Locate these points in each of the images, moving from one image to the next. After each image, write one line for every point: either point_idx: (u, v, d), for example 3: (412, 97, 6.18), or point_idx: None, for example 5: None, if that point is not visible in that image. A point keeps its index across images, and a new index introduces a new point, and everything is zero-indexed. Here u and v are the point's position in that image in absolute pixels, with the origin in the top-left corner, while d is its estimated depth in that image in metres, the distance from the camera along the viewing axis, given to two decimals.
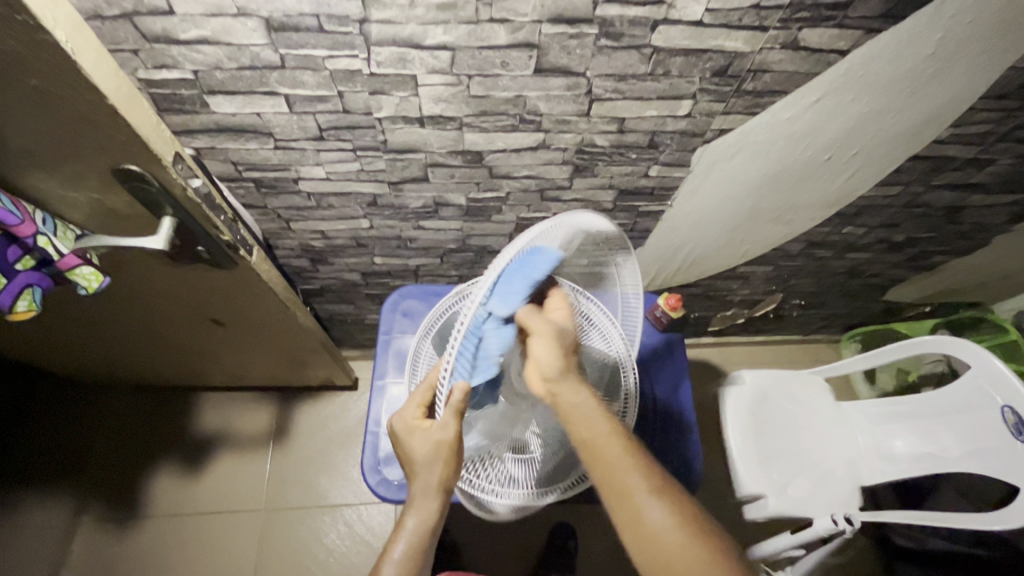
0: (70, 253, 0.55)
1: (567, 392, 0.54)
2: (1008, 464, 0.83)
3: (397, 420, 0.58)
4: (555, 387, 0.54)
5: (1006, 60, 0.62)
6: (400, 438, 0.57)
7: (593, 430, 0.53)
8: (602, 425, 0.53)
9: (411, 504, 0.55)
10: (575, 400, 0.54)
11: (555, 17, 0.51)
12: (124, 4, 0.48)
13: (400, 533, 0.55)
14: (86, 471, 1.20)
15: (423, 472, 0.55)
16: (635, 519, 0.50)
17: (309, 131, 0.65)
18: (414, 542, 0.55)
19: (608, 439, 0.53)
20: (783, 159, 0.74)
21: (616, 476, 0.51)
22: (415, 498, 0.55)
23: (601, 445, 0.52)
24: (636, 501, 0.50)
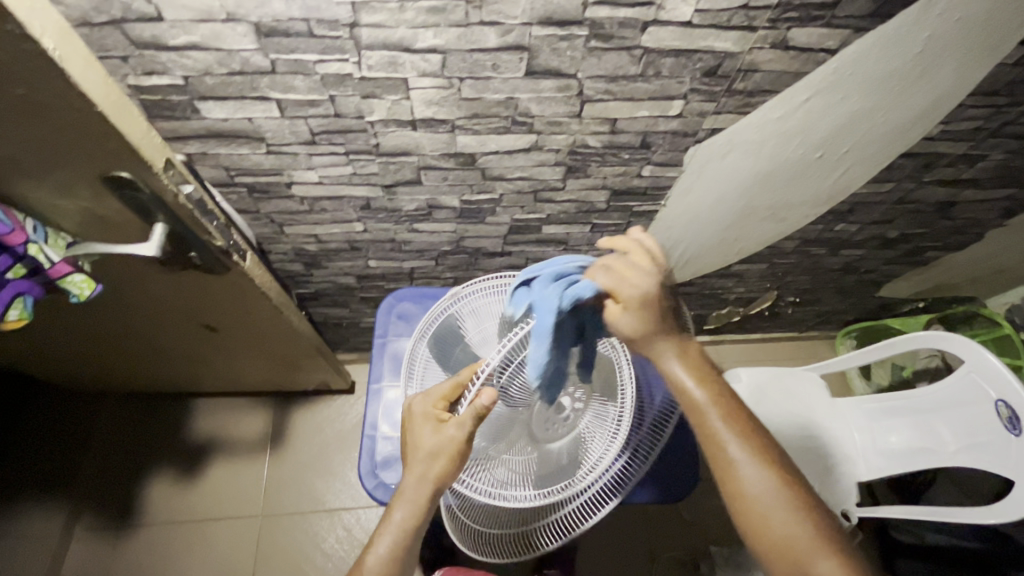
0: (61, 261, 0.55)
1: (666, 358, 0.57)
2: (1003, 458, 0.83)
3: (414, 409, 0.61)
4: (658, 356, 0.57)
5: (993, 58, 0.62)
6: (415, 425, 0.60)
7: (688, 393, 0.56)
8: (702, 389, 0.56)
9: (406, 496, 0.58)
10: (675, 368, 0.57)
11: (545, 20, 0.52)
12: (113, 11, 0.48)
13: (389, 520, 0.57)
14: (82, 479, 1.20)
15: (427, 465, 0.57)
16: (727, 475, 0.54)
17: (301, 136, 0.64)
18: (400, 535, 0.56)
19: (708, 401, 0.55)
20: (774, 158, 0.75)
21: (714, 435, 0.55)
22: (412, 491, 0.58)
23: (703, 408, 0.55)
24: (730, 460, 0.54)
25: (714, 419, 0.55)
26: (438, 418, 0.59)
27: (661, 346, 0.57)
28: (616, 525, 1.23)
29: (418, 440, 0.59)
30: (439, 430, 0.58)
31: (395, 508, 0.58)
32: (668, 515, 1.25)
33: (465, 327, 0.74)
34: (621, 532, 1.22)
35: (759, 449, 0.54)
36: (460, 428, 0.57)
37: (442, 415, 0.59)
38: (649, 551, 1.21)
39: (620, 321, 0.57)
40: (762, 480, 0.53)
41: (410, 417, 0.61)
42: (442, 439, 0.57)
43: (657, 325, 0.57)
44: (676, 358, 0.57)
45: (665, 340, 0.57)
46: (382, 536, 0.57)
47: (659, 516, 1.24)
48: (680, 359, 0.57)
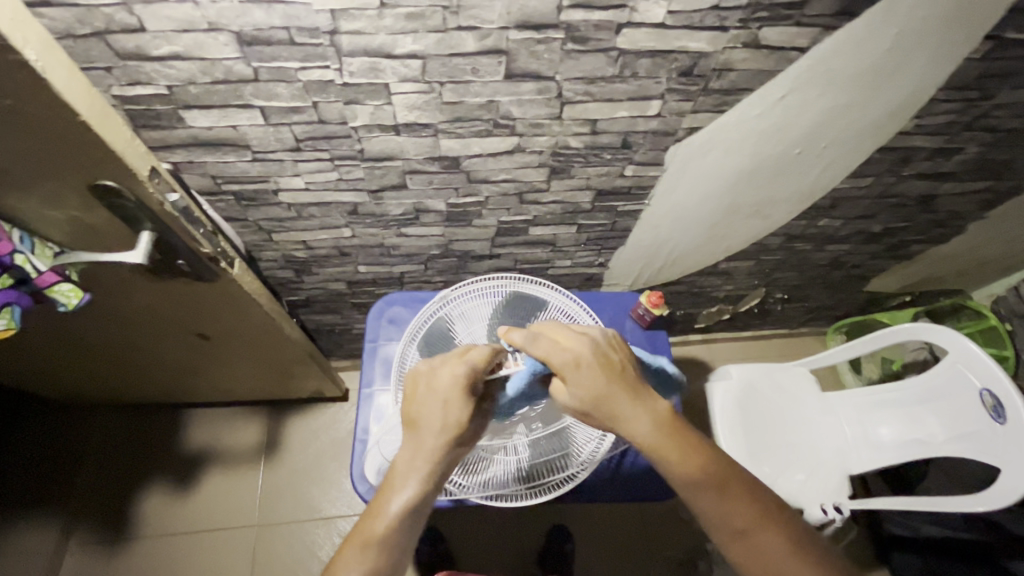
0: (48, 270, 0.56)
1: (645, 434, 0.55)
2: (989, 446, 0.84)
3: (455, 366, 0.59)
4: (623, 425, 0.55)
5: (961, 54, 0.64)
6: (439, 392, 0.58)
7: (679, 473, 0.54)
8: (686, 465, 0.54)
9: (423, 462, 0.55)
10: (655, 441, 0.54)
11: (522, 24, 0.53)
12: (96, 23, 0.49)
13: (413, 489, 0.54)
14: (75, 493, 1.19)
15: (453, 436, 0.57)
16: (737, 546, 0.53)
17: (286, 143, 0.65)
18: (418, 502, 0.54)
19: (696, 476, 0.54)
20: (754, 155, 0.76)
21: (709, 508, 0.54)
22: (430, 459, 0.56)
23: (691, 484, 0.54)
24: (735, 533, 0.53)
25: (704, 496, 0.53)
26: (469, 390, 0.59)
27: (624, 411, 0.55)
28: (613, 526, 1.23)
29: (443, 409, 0.57)
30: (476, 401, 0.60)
31: (410, 477, 0.54)
32: (663, 513, 1.25)
33: (453, 332, 0.75)
34: (618, 533, 1.22)
35: (762, 511, 0.54)
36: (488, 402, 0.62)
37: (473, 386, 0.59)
38: (645, 550, 1.21)
39: (575, 390, 0.56)
40: (775, 546, 0.52)
41: (444, 373, 0.58)
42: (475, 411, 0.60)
43: (604, 393, 0.56)
44: (650, 431, 0.55)
45: (623, 401, 0.56)
46: (396, 502, 0.53)
47: (655, 514, 1.24)
48: (652, 430, 0.55)
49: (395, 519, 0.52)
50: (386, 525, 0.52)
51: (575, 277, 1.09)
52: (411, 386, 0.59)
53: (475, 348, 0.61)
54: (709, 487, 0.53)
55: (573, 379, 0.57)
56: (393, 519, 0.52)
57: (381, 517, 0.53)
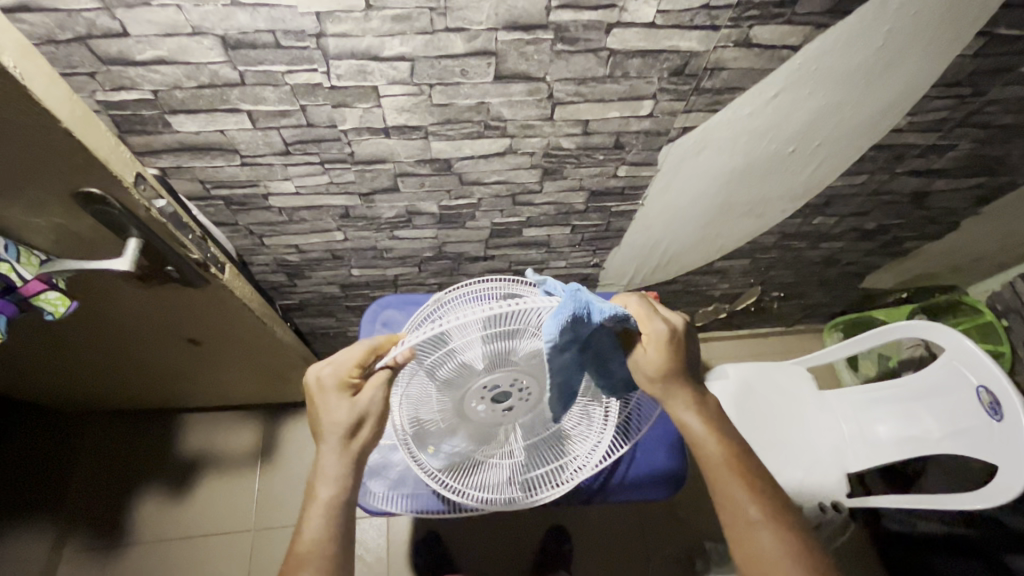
0: (33, 279, 0.55)
1: (685, 415, 0.60)
2: (986, 443, 0.84)
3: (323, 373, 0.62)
4: (671, 405, 0.60)
5: (953, 50, 0.64)
6: (322, 402, 0.62)
7: (705, 452, 0.58)
8: (716, 449, 0.58)
9: (328, 468, 0.59)
10: (693, 423, 0.59)
11: (510, 24, 0.52)
12: (77, 28, 0.48)
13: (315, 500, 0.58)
14: (70, 500, 1.19)
15: (346, 437, 0.60)
16: (741, 535, 0.54)
17: (275, 147, 0.65)
18: (330, 509, 0.57)
19: (722, 459, 0.57)
20: (747, 154, 0.75)
21: (724, 493, 0.56)
22: (333, 462, 0.59)
23: (716, 468, 0.57)
24: (744, 523, 0.55)
25: (725, 481, 0.57)
26: (346, 390, 0.61)
27: (677, 392, 0.60)
28: (611, 527, 1.22)
29: (331, 412, 0.60)
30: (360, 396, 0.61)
31: (321, 486, 0.58)
32: (663, 513, 1.24)
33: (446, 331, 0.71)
34: (616, 534, 1.22)
35: (774, 510, 0.55)
36: (378, 393, 0.61)
37: (353, 383, 0.62)
38: (644, 551, 1.21)
39: (644, 359, 0.60)
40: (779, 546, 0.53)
41: (322, 382, 0.62)
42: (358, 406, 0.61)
43: (679, 370, 0.60)
44: (691, 414, 0.60)
45: (679, 384, 0.60)
46: (312, 513, 0.57)
47: (653, 514, 1.24)
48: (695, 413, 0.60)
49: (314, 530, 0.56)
50: (306, 538, 0.55)
51: (571, 278, 1.09)
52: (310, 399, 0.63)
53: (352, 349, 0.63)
54: (729, 468, 0.57)
55: (646, 349, 0.60)
56: (310, 530, 0.56)
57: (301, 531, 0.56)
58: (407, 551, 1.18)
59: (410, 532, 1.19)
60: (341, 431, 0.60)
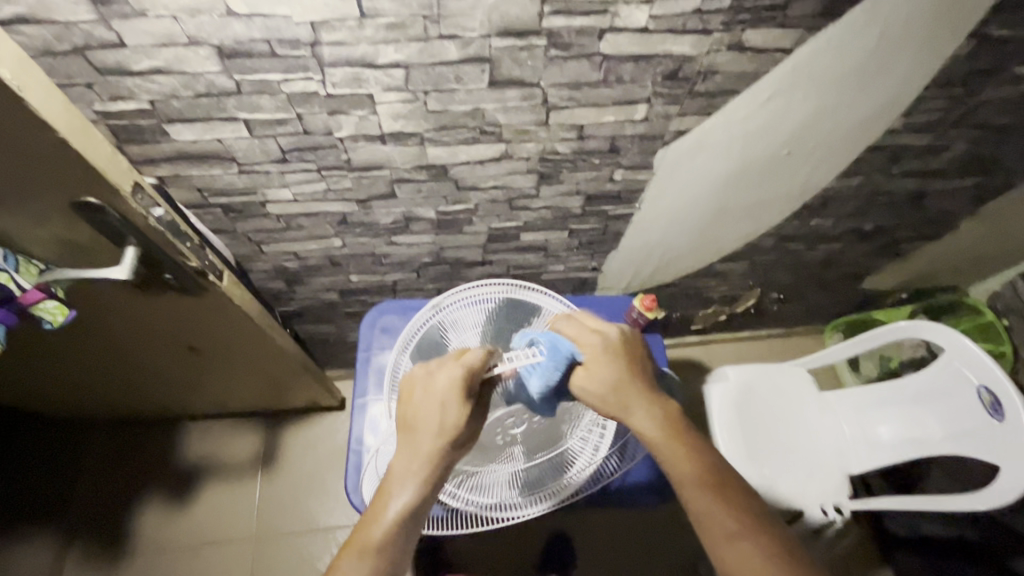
0: (32, 288, 0.55)
1: (650, 431, 0.59)
2: (988, 444, 0.84)
3: (448, 365, 0.60)
4: (633, 421, 0.60)
5: (945, 52, 0.64)
6: (439, 393, 0.58)
7: (678, 469, 0.57)
8: (684, 464, 0.57)
9: (420, 467, 0.56)
10: (657, 439, 0.59)
11: (503, 31, 0.53)
12: (74, 40, 0.49)
13: (403, 496, 0.54)
14: (71, 509, 1.19)
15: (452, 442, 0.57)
16: (724, 551, 0.52)
17: (272, 154, 0.65)
18: (410, 512, 0.54)
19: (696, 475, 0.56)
20: (743, 156, 0.76)
21: (700, 509, 0.55)
22: (427, 464, 0.56)
23: (688, 483, 0.56)
24: (725, 540, 0.53)
25: (699, 496, 0.55)
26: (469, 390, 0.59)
27: (632, 407, 0.60)
28: (613, 532, 1.22)
29: (439, 412, 0.57)
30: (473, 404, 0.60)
31: (405, 483, 0.55)
32: (666, 518, 1.24)
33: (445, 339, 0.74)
34: (618, 540, 1.21)
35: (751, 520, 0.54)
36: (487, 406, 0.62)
37: (472, 386, 0.59)
38: (646, 556, 1.20)
39: (590, 380, 0.62)
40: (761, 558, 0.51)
41: (438, 372, 0.59)
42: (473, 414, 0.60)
43: (627, 385, 0.61)
44: (658, 430, 0.59)
45: (636, 397, 0.61)
46: (390, 509, 0.54)
47: (656, 518, 1.24)
48: (659, 428, 0.59)
49: (388, 528, 0.53)
50: (380, 533, 0.53)
51: (569, 282, 1.09)
52: (411, 388, 0.60)
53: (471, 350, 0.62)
54: (704, 483, 0.56)
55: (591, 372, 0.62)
56: (388, 530, 0.53)
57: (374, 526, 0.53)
58: None
59: None
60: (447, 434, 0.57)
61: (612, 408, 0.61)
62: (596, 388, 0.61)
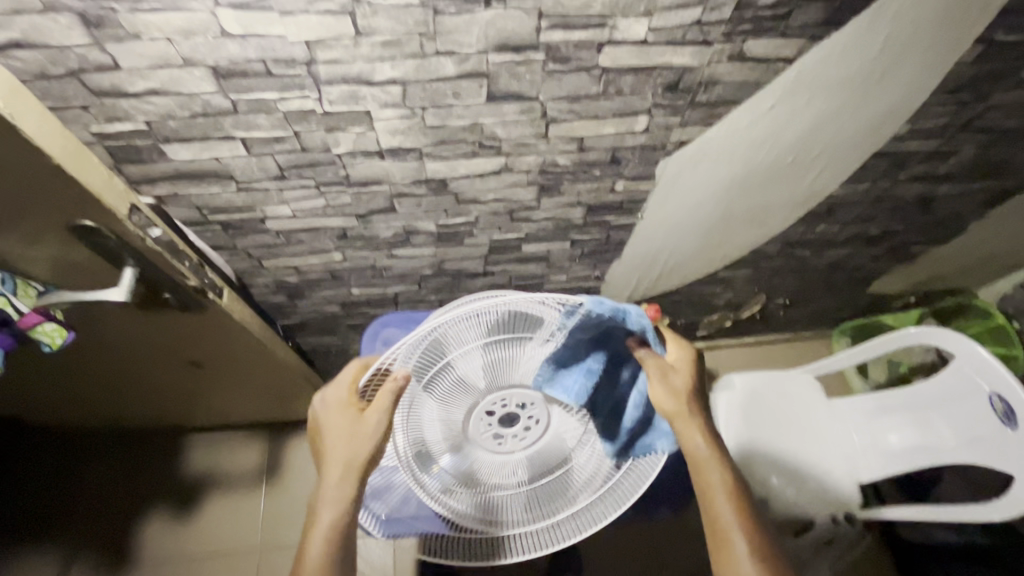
0: (30, 311, 0.55)
1: (694, 438, 0.61)
2: (1001, 452, 0.82)
3: (326, 397, 0.63)
4: (683, 423, 0.62)
5: (952, 57, 0.63)
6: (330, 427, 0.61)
7: (710, 481, 0.59)
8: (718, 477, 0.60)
9: (334, 495, 0.58)
10: (698, 446, 0.61)
11: (501, 46, 0.52)
12: (69, 63, 0.48)
13: (316, 526, 0.56)
14: (76, 523, 1.19)
15: (355, 458, 0.59)
16: (730, 564, 0.55)
17: (270, 171, 0.65)
18: (332, 535, 0.55)
19: (727, 488, 0.59)
20: (746, 165, 0.75)
21: (719, 520, 0.58)
22: (338, 487, 0.58)
23: (716, 492, 0.59)
24: (733, 553, 0.56)
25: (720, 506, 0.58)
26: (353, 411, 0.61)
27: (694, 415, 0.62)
28: (620, 541, 1.21)
29: (343, 444, 0.60)
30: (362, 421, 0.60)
31: (322, 511, 0.57)
32: (672, 527, 1.22)
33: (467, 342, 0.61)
34: (624, 549, 1.20)
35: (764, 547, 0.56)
36: (384, 407, 0.59)
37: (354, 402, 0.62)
38: (654, 565, 1.19)
39: (672, 375, 0.62)
40: None
41: (328, 402, 0.63)
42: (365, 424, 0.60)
43: (698, 394, 0.64)
44: (704, 442, 0.61)
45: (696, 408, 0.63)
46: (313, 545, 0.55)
47: (662, 526, 1.22)
48: (704, 439, 0.61)
49: (317, 561, 0.54)
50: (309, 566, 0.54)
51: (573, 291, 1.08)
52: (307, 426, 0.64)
53: (347, 369, 0.65)
54: (729, 498, 0.58)
55: (675, 373, 0.63)
56: (317, 558, 0.54)
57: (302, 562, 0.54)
58: (414, 569, 1.17)
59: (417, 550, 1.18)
60: (350, 454, 0.59)
61: (675, 410, 0.62)
62: (677, 382, 0.63)
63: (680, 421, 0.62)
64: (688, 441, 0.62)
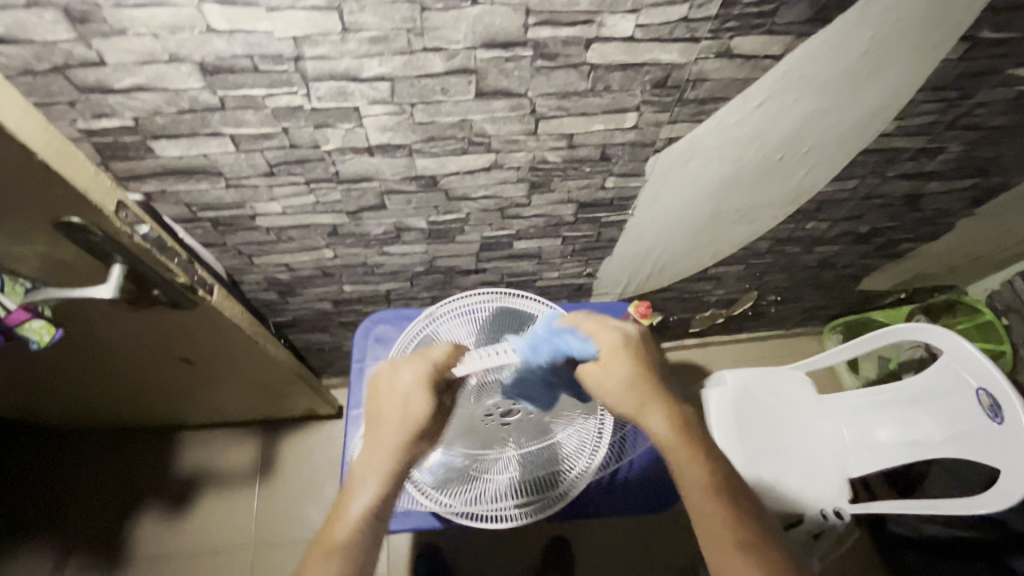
0: (17, 308, 0.55)
1: (661, 431, 0.58)
2: (987, 446, 0.83)
3: (396, 364, 0.60)
4: (645, 416, 0.59)
5: (938, 54, 0.63)
6: (398, 392, 0.58)
7: (687, 476, 0.55)
8: (695, 471, 0.55)
9: (385, 462, 0.56)
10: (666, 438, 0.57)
11: (489, 42, 0.52)
12: (54, 59, 0.48)
13: (364, 491, 0.54)
14: (68, 521, 1.18)
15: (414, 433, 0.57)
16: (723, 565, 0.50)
17: (259, 168, 0.65)
18: (381, 503, 0.54)
19: (703, 482, 0.54)
20: (736, 162, 0.75)
21: (704, 517, 0.53)
22: (392, 457, 0.56)
23: (696, 489, 0.54)
24: (725, 550, 0.51)
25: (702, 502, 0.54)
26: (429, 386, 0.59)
27: (648, 409, 0.59)
28: (612, 537, 1.21)
29: (403, 409, 0.57)
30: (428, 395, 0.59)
31: (370, 476, 0.55)
32: (664, 523, 1.23)
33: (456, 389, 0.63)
34: (617, 544, 1.21)
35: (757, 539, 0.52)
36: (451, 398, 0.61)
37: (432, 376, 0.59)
38: (646, 560, 1.19)
39: (603, 377, 0.60)
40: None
41: (393, 368, 0.60)
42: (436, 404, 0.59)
43: (646, 381, 0.60)
44: (671, 432, 0.58)
45: (650, 400, 0.59)
46: (354, 507, 0.53)
47: (654, 522, 1.23)
48: (672, 430, 0.58)
49: (354, 524, 0.52)
50: (344, 529, 0.51)
51: (565, 287, 1.08)
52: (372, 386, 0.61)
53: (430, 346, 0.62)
54: (710, 492, 0.54)
55: (603, 371, 0.60)
56: (355, 523, 0.52)
57: (339, 522, 0.52)
58: (408, 566, 1.17)
59: (410, 547, 1.19)
60: (411, 424, 0.57)
61: (629, 408, 0.59)
62: (611, 383, 0.60)
63: (643, 417, 0.59)
64: (657, 436, 0.58)
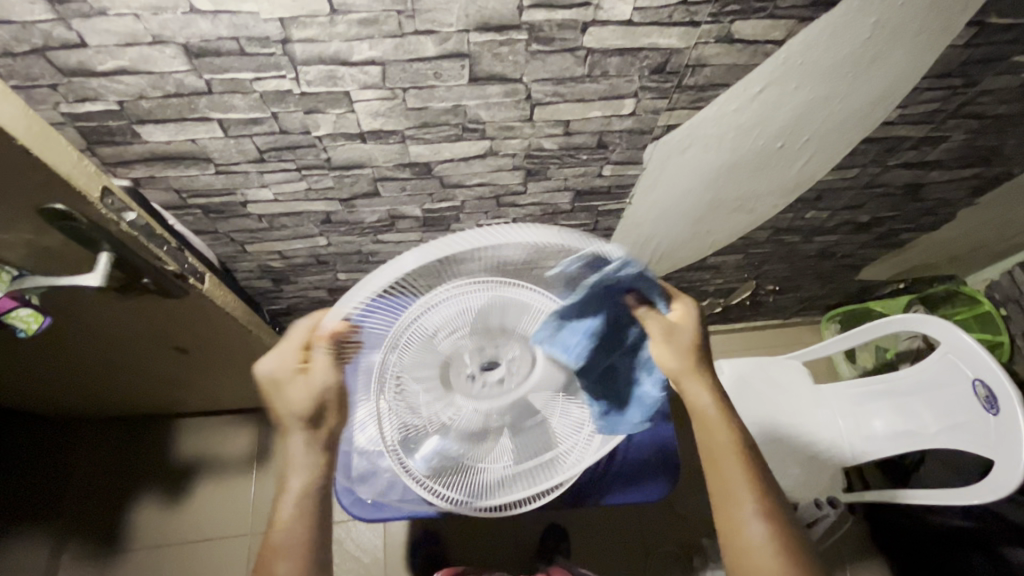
0: (3, 296, 0.54)
1: (700, 394, 0.61)
2: (983, 438, 0.83)
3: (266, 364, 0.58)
4: (686, 380, 0.62)
5: (943, 40, 0.62)
6: (280, 392, 0.57)
7: (717, 439, 0.60)
8: (726, 438, 0.60)
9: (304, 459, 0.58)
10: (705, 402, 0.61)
11: (482, 26, 0.51)
12: (33, 40, 0.47)
13: (287, 493, 0.57)
14: (66, 508, 1.19)
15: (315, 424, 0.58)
16: (733, 516, 0.56)
17: (249, 154, 0.63)
18: (305, 498, 0.57)
19: (733, 447, 0.59)
20: (736, 150, 0.74)
21: (725, 476, 0.58)
22: (307, 451, 0.58)
23: (723, 453, 0.59)
24: (738, 508, 0.56)
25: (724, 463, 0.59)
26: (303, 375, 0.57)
27: (695, 377, 0.62)
28: (609, 523, 1.22)
29: (291, 404, 0.57)
30: (309, 380, 0.57)
31: (295, 476, 0.58)
32: (660, 510, 1.24)
33: None
34: (613, 531, 1.22)
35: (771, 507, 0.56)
36: (331, 373, 0.58)
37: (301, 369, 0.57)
38: (644, 547, 1.20)
39: (672, 337, 0.61)
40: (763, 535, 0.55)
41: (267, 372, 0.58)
42: (319, 391, 0.58)
43: (701, 352, 0.62)
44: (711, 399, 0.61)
45: (700, 367, 0.62)
46: (286, 511, 0.56)
47: (652, 510, 1.24)
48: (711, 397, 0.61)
49: (293, 530, 0.55)
50: (285, 533, 0.55)
51: None
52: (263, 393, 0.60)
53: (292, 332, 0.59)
54: (738, 458, 0.59)
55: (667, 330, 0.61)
56: (290, 526, 0.56)
57: (277, 524, 0.56)
58: (404, 550, 1.18)
59: (407, 533, 1.20)
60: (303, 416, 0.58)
61: (678, 370, 0.61)
62: (675, 344, 0.61)
63: (685, 379, 0.61)
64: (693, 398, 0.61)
